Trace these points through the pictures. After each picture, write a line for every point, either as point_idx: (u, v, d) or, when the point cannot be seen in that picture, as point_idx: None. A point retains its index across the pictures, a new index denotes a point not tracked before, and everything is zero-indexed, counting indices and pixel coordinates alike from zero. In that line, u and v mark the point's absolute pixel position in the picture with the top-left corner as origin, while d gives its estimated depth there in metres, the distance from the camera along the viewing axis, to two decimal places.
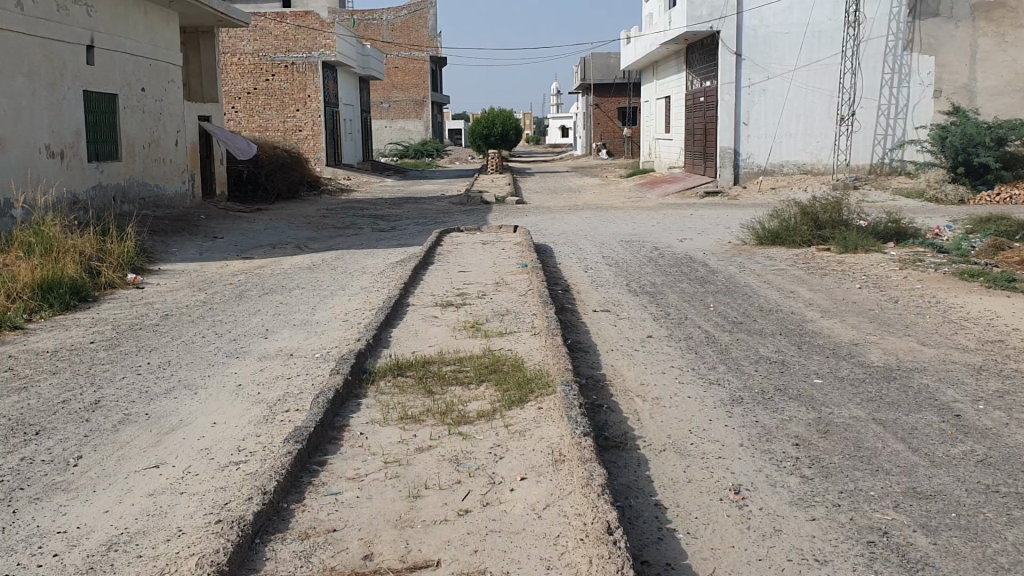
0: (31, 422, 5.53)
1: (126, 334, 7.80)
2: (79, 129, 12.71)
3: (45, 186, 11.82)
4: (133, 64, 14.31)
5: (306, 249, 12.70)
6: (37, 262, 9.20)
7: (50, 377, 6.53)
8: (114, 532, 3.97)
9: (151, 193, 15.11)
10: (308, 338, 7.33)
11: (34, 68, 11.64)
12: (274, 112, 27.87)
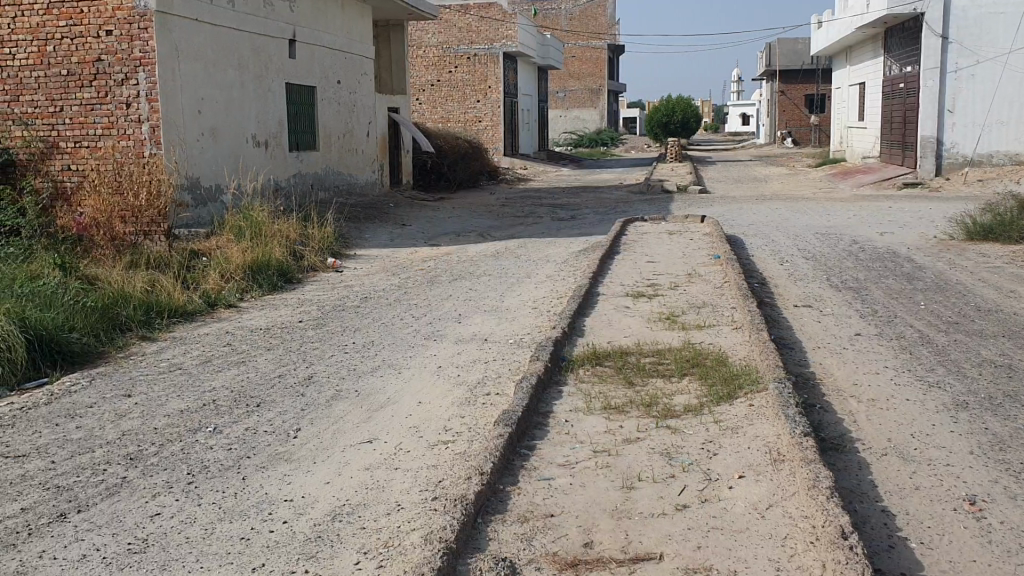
0: (251, 394, 5.90)
1: (330, 314, 8.19)
2: (282, 119, 13.42)
3: (251, 173, 12.57)
4: (330, 57, 14.96)
5: (489, 237, 12.93)
6: (248, 246, 9.83)
7: (265, 352, 6.94)
8: (337, 503, 4.16)
9: (345, 181, 15.79)
10: (500, 324, 7.44)
11: (244, 61, 12.37)
12: (456, 104, 28.60)
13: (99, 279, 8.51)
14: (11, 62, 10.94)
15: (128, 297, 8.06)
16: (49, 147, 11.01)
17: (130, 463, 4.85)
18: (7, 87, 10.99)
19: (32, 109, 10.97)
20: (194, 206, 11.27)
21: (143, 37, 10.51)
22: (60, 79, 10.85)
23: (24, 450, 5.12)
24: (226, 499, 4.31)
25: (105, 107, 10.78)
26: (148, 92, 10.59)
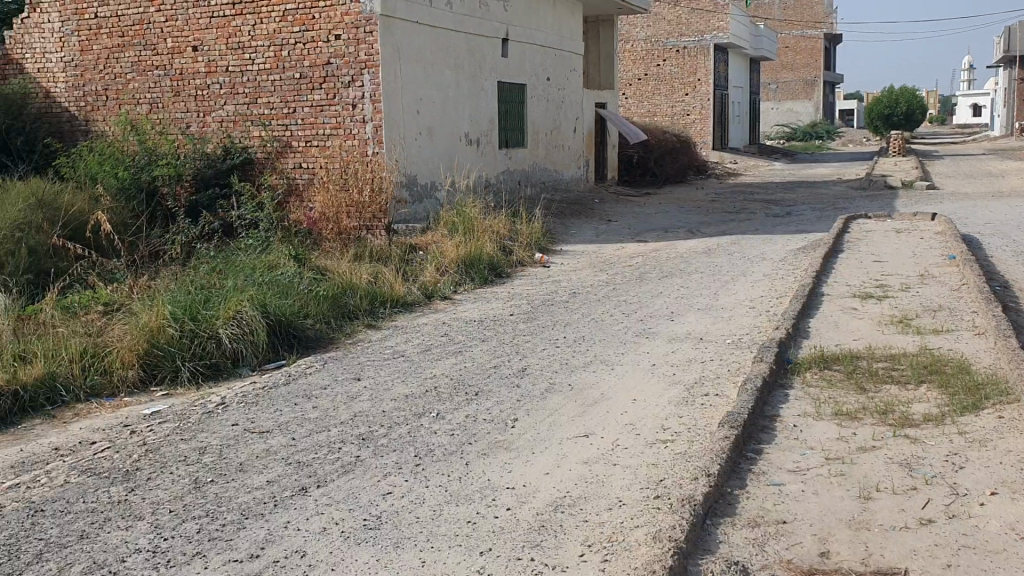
0: (470, 383, 6.09)
1: (541, 308, 8.31)
2: (493, 118, 13.76)
3: (464, 170, 12.97)
4: (541, 54, 15.18)
5: (699, 234, 12.70)
6: (461, 241, 10.15)
7: (480, 343, 7.14)
8: (558, 495, 4.21)
9: (552, 177, 15.99)
10: (715, 323, 7.29)
11: (459, 61, 12.76)
12: (663, 98, 28.29)
13: (327, 270, 9.04)
14: (251, 68, 11.79)
15: (354, 288, 8.52)
16: (283, 146, 11.81)
17: (361, 443, 5.12)
18: (246, 90, 11.87)
19: (268, 111, 11.80)
20: (411, 202, 11.75)
21: (369, 39, 11.05)
22: (294, 83, 11.60)
23: (267, 427, 5.52)
24: (451, 483, 4.46)
25: (333, 108, 11.43)
26: (372, 93, 11.15)
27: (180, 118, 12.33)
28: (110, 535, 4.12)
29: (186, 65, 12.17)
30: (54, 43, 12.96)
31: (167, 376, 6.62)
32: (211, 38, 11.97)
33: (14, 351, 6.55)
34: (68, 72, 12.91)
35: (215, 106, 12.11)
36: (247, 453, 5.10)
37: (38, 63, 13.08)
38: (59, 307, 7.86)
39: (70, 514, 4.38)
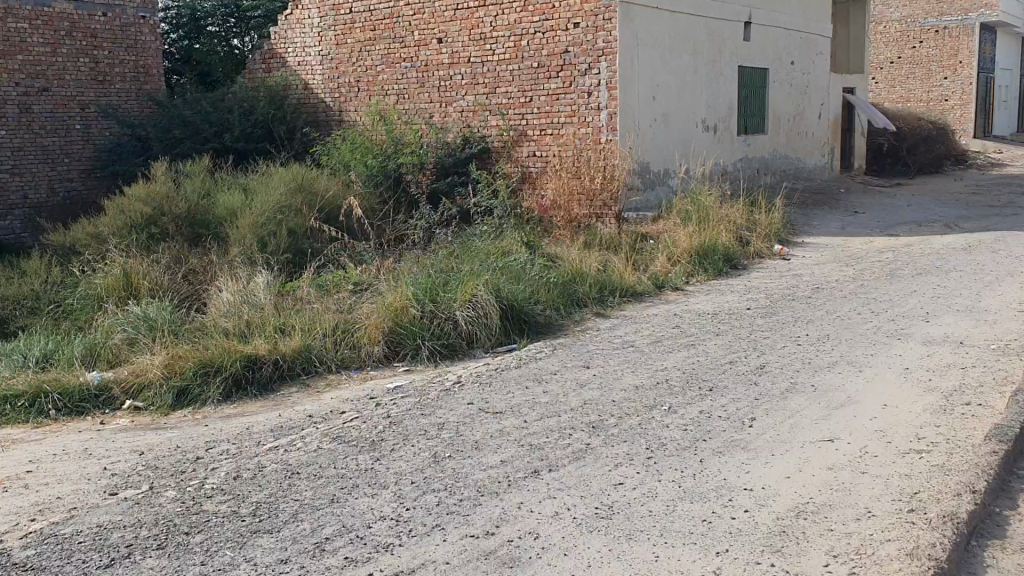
0: (705, 377, 5.95)
1: (781, 303, 7.98)
2: (732, 104, 13.37)
3: (700, 157, 12.70)
4: (785, 37, 14.57)
5: (957, 229, 11.75)
6: (696, 230, 9.95)
7: (715, 337, 6.95)
8: (800, 500, 4.03)
9: (793, 165, 15.32)
10: (979, 326, 6.71)
11: (699, 46, 12.49)
12: (918, 82, 26.48)
13: (560, 257, 9.13)
14: (491, 58, 12.11)
15: (584, 276, 8.55)
16: (519, 135, 12.04)
17: (592, 431, 5.12)
18: (486, 80, 12.21)
19: (506, 100, 12.07)
20: (644, 189, 11.66)
21: (607, 27, 11.04)
22: (532, 72, 11.78)
23: (501, 408, 5.65)
24: (685, 479, 4.37)
25: (569, 96, 11.52)
26: (609, 81, 11.12)
27: (424, 108, 12.89)
28: (356, 502, 4.36)
29: (431, 57, 12.69)
30: (314, 38, 13.92)
31: (408, 354, 6.95)
32: (455, 30, 12.40)
33: (275, 324, 7.11)
34: (325, 65, 13.83)
35: (456, 96, 12.55)
36: (482, 432, 5.24)
37: (300, 57, 14.11)
38: (314, 285, 8.44)
39: (322, 478, 4.69)
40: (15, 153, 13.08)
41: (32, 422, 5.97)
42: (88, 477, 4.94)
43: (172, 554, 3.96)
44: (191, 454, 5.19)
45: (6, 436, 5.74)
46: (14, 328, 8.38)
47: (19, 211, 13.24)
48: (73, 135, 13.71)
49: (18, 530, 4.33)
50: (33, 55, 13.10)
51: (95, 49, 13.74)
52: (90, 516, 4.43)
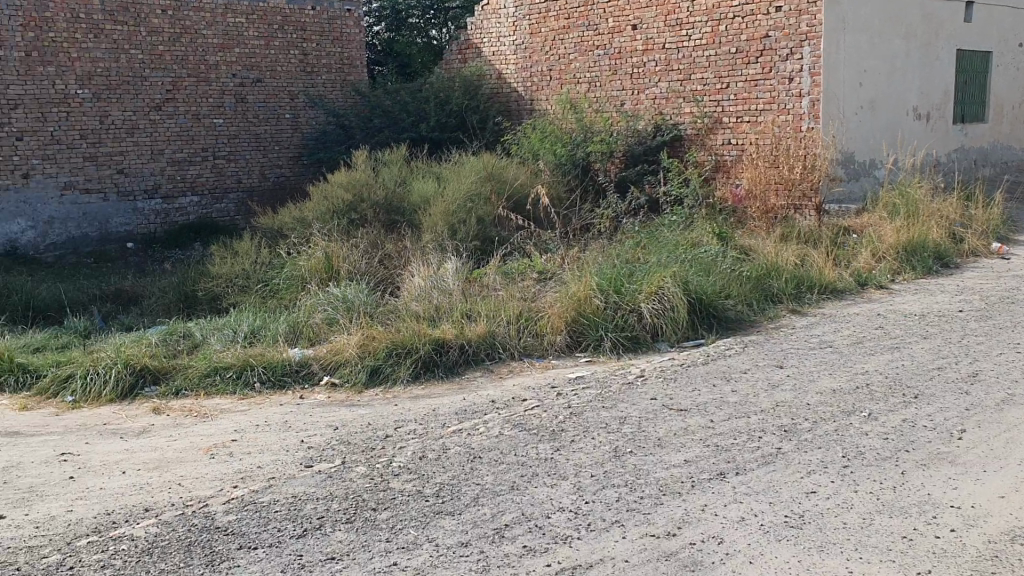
0: (909, 383, 5.53)
1: (998, 306, 7.33)
2: (948, 90, 12.43)
3: (910, 147, 11.88)
4: (1012, 17, 13.40)
5: None
6: (903, 225, 9.32)
7: (921, 341, 6.47)
8: (1016, 524, 3.69)
9: (1017, 156, 14.10)
10: None
11: (912, 28, 11.68)
12: None
13: (752, 250, 8.78)
14: (687, 44, 11.85)
15: (779, 270, 8.16)
16: (714, 122, 11.69)
17: (785, 435, 4.87)
18: (681, 67, 11.95)
19: (701, 87, 11.76)
20: (847, 180, 11.04)
21: (812, 10, 10.52)
22: (729, 57, 11.42)
23: (686, 405, 5.48)
24: (884, 491, 4.07)
25: (768, 82, 11.06)
26: (811, 66, 10.59)
27: (616, 96, 12.77)
28: (537, 490, 4.34)
29: (625, 44, 12.54)
30: (509, 28, 14.08)
31: (591, 345, 6.89)
32: (651, 16, 12.22)
33: (463, 310, 7.23)
34: (519, 54, 13.95)
35: (650, 83, 12.34)
36: (666, 429, 5.10)
37: (495, 46, 14.31)
38: (501, 272, 8.53)
39: (504, 464, 4.70)
40: (231, 140, 13.97)
41: (238, 393, 6.34)
42: (287, 448, 5.20)
43: (359, 528, 4.08)
44: (380, 432, 5.35)
45: (215, 406, 6.12)
46: (226, 305, 8.96)
47: (233, 195, 14.15)
48: (283, 123, 14.51)
49: (222, 496, 4.59)
50: (249, 47, 13.91)
51: (304, 42, 14.46)
52: (286, 486, 4.64)
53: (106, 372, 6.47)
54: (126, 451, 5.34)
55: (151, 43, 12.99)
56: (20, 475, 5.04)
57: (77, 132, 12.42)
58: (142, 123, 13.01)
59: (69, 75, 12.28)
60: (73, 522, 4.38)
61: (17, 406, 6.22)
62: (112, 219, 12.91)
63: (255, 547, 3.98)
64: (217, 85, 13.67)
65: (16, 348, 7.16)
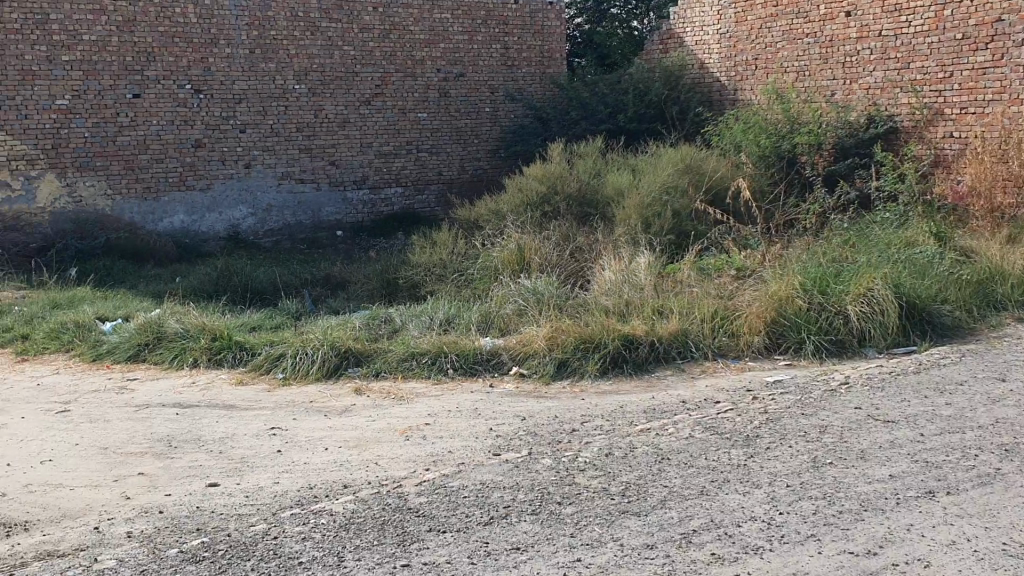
0: None
1: None
2: None
3: None
4: None
5: None
6: None
7: None
8: None
9: None
10: None
11: None
12: None
13: (974, 252, 8.15)
14: (907, 30, 11.15)
15: (1005, 274, 7.53)
16: (935, 113, 10.92)
17: (1005, 454, 4.46)
18: (900, 54, 11.25)
19: (922, 76, 11.02)
20: None
21: None
22: (954, 43, 10.69)
23: (893, 417, 5.13)
24: None
25: (999, 70, 10.26)
26: None
27: (827, 86, 12.13)
28: (727, 497, 4.19)
29: (837, 31, 11.94)
30: (713, 16, 13.70)
31: (792, 347, 6.61)
32: (867, 1, 11.58)
33: (656, 306, 7.11)
34: (723, 43, 13.55)
35: (864, 72, 11.67)
36: (870, 441, 4.79)
37: (698, 36, 13.97)
38: (696, 268, 8.33)
39: (693, 467, 4.57)
40: (434, 133, 14.41)
41: (433, 378, 6.53)
42: (476, 436, 5.29)
43: (545, 521, 4.09)
44: (568, 426, 5.34)
45: (411, 389, 6.33)
46: (423, 292, 9.24)
47: (434, 186, 14.60)
48: (483, 116, 14.82)
49: (414, 478, 4.73)
50: (453, 42, 14.29)
51: (506, 36, 14.71)
52: (475, 473, 4.73)
53: (313, 352, 6.82)
54: (328, 429, 5.61)
55: (363, 40, 13.57)
56: (234, 445, 5.40)
57: (294, 126, 13.19)
58: (352, 117, 13.64)
59: (288, 72, 13.05)
60: (279, 494, 4.65)
61: (234, 381, 6.68)
62: (323, 208, 13.64)
63: (444, 531, 4.08)
64: (422, 79, 14.13)
65: (235, 327, 7.69)
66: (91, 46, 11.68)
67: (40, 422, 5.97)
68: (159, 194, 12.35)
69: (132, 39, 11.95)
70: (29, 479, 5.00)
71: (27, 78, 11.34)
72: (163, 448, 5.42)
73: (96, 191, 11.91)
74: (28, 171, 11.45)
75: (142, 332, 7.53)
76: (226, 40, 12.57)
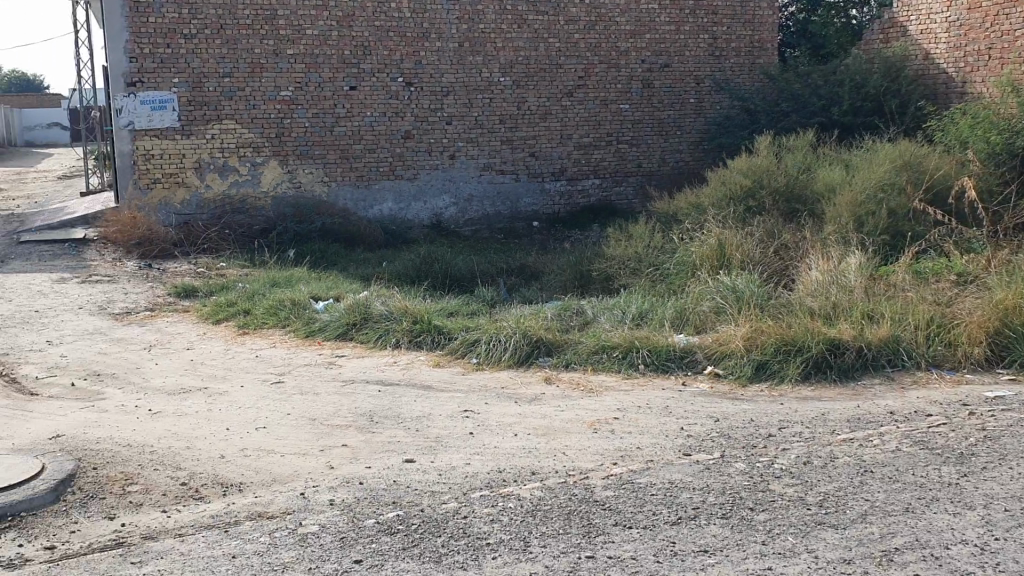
0: None
1: None
2: None
3: None
4: None
5: None
6: None
7: None
8: None
9: None
10: None
11: None
12: None
13: None
14: None
15: None
16: None
17: None
18: None
19: None
20: None
21: None
22: None
23: None
24: None
25: None
26: None
27: None
28: (935, 516, 3.92)
29: None
30: (941, 3, 12.78)
31: (1017, 361, 6.19)
32: None
33: (864, 309, 6.76)
34: (952, 31, 12.66)
35: None
36: None
37: (923, 24, 13.11)
38: (911, 271, 7.85)
39: (899, 482, 4.30)
40: (635, 125, 14.30)
41: (623, 372, 6.49)
42: (666, 433, 5.21)
43: (734, 525, 3.97)
44: (763, 430, 5.16)
45: (601, 382, 6.32)
46: (618, 285, 9.20)
47: (633, 179, 14.50)
48: (686, 108, 14.56)
49: (602, 471, 4.72)
50: (659, 33, 14.11)
51: (714, 26, 14.38)
52: (664, 471, 4.66)
53: (506, 340, 6.94)
54: (519, 415, 5.69)
55: (568, 31, 13.62)
56: (430, 425, 5.58)
57: (498, 117, 13.46)
58: (554, 109, 13.75)
59: (494, 64, 13.31)
60: (470, 474, 4.76)
61: (431, 362, 6.92)
62: (522, 198, 13.86)
63: (630, 527, 4.04)
64: (626, 71, 14.04)
65: (434, 311, 7.95)
66: (314, 40, 12.38)
67: (256, 391, 6.41)
68: (369, 181, 12.97)
69: (350, 33, 12.55)
70: (245, 443, 5.38)
71: (256, 71, 12.19)
72: (365, 423, 5.68)
73: (314, 178, 12.71)
74: (254, 158, 12.38)
75: (349, 312, 7.92)
76: (437, 33, 12.97)
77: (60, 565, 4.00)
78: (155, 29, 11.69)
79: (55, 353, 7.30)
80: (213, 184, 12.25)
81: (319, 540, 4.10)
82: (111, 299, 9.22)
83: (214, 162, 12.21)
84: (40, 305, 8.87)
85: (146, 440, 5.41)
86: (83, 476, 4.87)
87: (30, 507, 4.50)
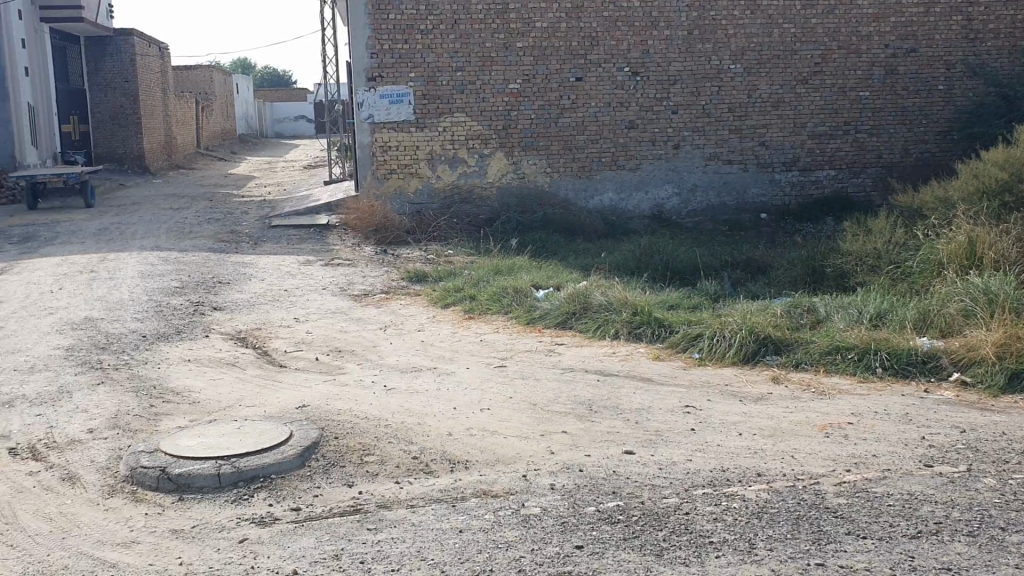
0: None
1: None
2: None
3: None
4: None
5: None
6: None
7: None
8: None
9: None
10: None
11: None
12: None
13: None
14: None
15: None
16: None
17: None
18: None
19: None
20: None
21: None
22: None
23: None
24: None
25: None
26: None
27: None
28: None
29: None
30: None
31: None
32: None
33: None
34: None
35: None
36: None
37: None
38: None
39: None
40: (876, 114, 13.48)
41: (858, 375, 6.19)
42: (907, 443, 4.91)
43: (983, 545, 3.72)
44: (1018, 446, 4.76)
45: (833, 384, 6.06)
46: (852, 283, 8.76)
47: (872, 170, 13.66)
48: (935, 95, 13.55)
49: (834, 477, 4.52)
50: (906, 15, 13.23)
51: (970, 6, 13.30)
52: (902, 481, 4.40)
53: (731, 335, 6.79)
54: (744, 414, 5.55)
55: (805, 17, 13.06)
56: (651, 418, 5.55)
57: (726, 106, 13.13)
58: (787, 97, 13.22)
59: (724, 52, 12.99)
60: (692, 471, 4.70)
61: (652, 355, 6.88)
62: (749, 190, 13.44)
63: (864, 537, 3.86)
64: (867, 56, 13.27)
65: (656, 304, 7.88)
66: (543, 32, 12.59)
67: (481, 373, 6.63)
68: (591, 172, 13.07)
69: (579, 25, 12.65)
70: (472, 422, 5.57)
71: (486, 64, 12.57)
72: (585, 411, 5.73)
73: (538, 168, 12.95)
74: (482, 149, 12.78)
75: (570, 301, 8.02)
76: (666, 21, 12.81)
77: (304, 526, 4.31)
78: (395, 26, 12.32)
79: (302, 329, 7.88)
80: (443, 175, 12.77)
81: (541, 522, 4.18)
82: (351, 282, 9.82)
83: (444, 154, 12.73)
84: (289, 284, 9.61)
85: (382, 414, 5.72)
86: (326, 444, 5.22)
87: (280, 470, 4.87)
